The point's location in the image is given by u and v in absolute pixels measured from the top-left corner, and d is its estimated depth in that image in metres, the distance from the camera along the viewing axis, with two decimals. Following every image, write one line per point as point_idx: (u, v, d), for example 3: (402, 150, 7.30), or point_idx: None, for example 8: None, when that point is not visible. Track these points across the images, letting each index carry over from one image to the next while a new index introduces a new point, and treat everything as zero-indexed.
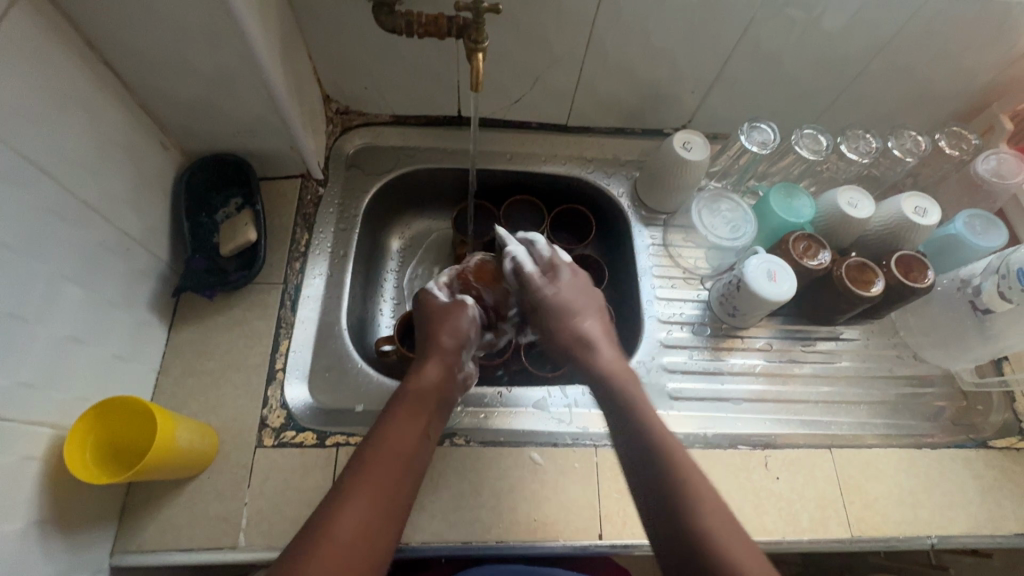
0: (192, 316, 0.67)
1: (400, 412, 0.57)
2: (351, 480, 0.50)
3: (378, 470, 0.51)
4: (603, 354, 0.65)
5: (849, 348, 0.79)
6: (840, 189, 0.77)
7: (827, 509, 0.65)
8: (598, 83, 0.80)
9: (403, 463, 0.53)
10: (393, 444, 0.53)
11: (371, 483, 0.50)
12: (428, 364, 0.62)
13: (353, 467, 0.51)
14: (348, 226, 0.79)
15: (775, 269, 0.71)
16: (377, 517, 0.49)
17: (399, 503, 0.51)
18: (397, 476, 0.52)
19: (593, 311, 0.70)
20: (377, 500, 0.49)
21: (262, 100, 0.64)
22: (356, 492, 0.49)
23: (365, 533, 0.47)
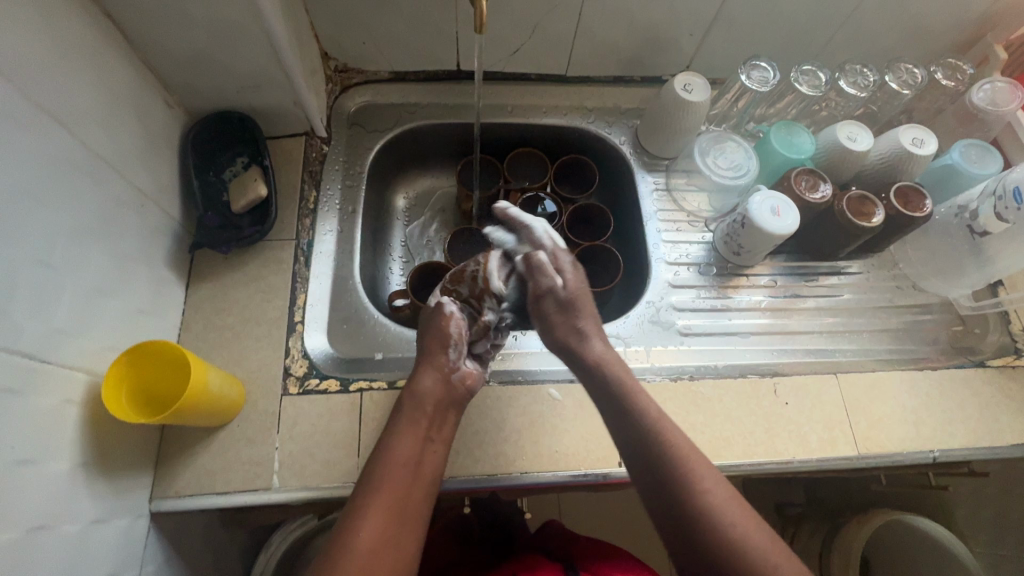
0: (208, 275, 0.67)
1: (401, 429, 0.57)
2: (361, 504, 0.52)
3: (386, 489, 0.53)
4: (594, 343, 0.63)
5: (851, 282, 0.82)
6: (839, 124, 0.78)
7: (834, 429, 0.68)
8: (597, 29, 0.80)
9: (410, 475, 0.55)
10: (398, 461, 0.55)
11: (383, 501, 0.52)
12: (427, 372, 0.61)
13: (359, 492, 0.53)
14: (354, 183, 0.79)
15: (779, 205, 0.72)
16: (395, 530, 0.52)
17: (416, 512, 0.54)
18: (408, 490, 0.53)
19: (589, 300, 0.67)
20: (392, 513, 0.52)
21: (264, 51, 0.63)
22: (364, 522, 0.51)
23: (384, 556, 0.50)
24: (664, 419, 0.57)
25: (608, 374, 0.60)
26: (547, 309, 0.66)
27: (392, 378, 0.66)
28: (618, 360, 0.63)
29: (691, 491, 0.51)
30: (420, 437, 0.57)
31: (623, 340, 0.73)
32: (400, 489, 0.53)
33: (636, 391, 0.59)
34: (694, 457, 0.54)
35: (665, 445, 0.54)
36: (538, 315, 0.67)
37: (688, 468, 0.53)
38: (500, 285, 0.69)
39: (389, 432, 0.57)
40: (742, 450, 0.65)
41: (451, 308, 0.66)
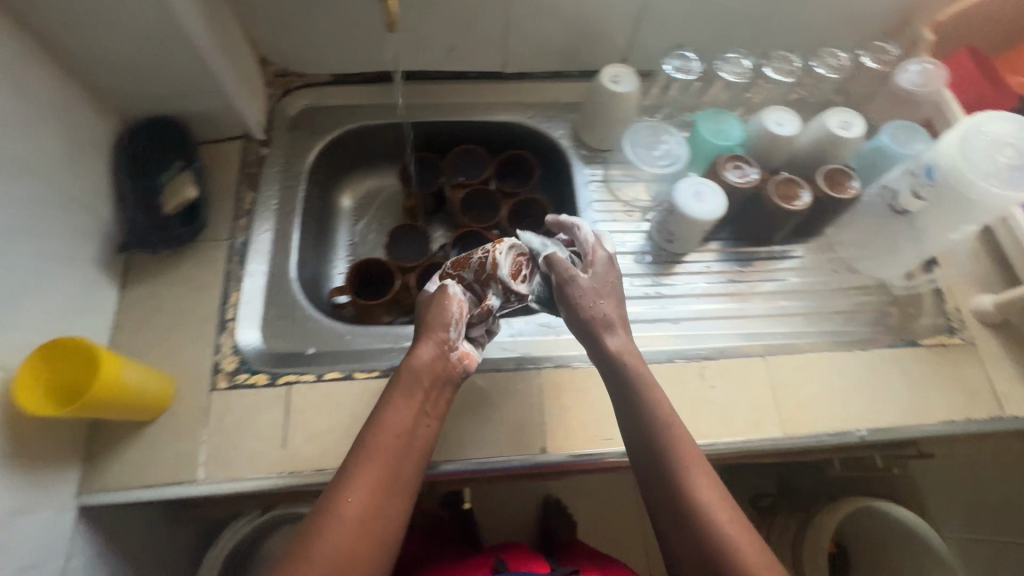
0: (142, 275, 0.69)
1: (395, 399, 0.56)
2: (355, 469, 0.52)
3: (378, 456, 0.52)
4: (619, 335, 0.62)
5: (787, 266, 0.82)
6: (768, 109, 0.79)
7: (760, 411, 0.68)
8: (526, 25, 0.81)
9: (404, 448, 0.54)
10: (392, 433, 0.54)
11: (372, 474, 0.51)
12: (423, 346, 0.58)
13: (354, 456, 0.53)
14: (293, 184, 0.81)
15: (704, 190, 0.73)
16: (385, 501, 0.51)
17: (405, 486, 0.53)
18: (398, 461, 0.53)
19: (613, 292, 0.65)
20: (381, 482, 0.52)
21: (187, 55, 0.65)
22: (357, 488, 0.50)
23: (372, 523, 0.50)
24: (680, 435, 0.56)
25: (631, 380, 0.59)
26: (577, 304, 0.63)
27: (320, 371, 0.67)
28: (641, 356, 0.62)
29: (693, 505, 0.52)
30: (410, 415, 0.56)
31: (554, 329, 0.74)
32: (389, 458, 0.53)
33: (660, 401, 0.58)
34: (702, 473, 0.54)
35: (678, 463, 0.54)
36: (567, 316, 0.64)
37: (683, 459, 0.55)
38: (523, 284, 0.62)
39: (381, 398, 0.56)
40: None
41: (455, 290, 0.61)
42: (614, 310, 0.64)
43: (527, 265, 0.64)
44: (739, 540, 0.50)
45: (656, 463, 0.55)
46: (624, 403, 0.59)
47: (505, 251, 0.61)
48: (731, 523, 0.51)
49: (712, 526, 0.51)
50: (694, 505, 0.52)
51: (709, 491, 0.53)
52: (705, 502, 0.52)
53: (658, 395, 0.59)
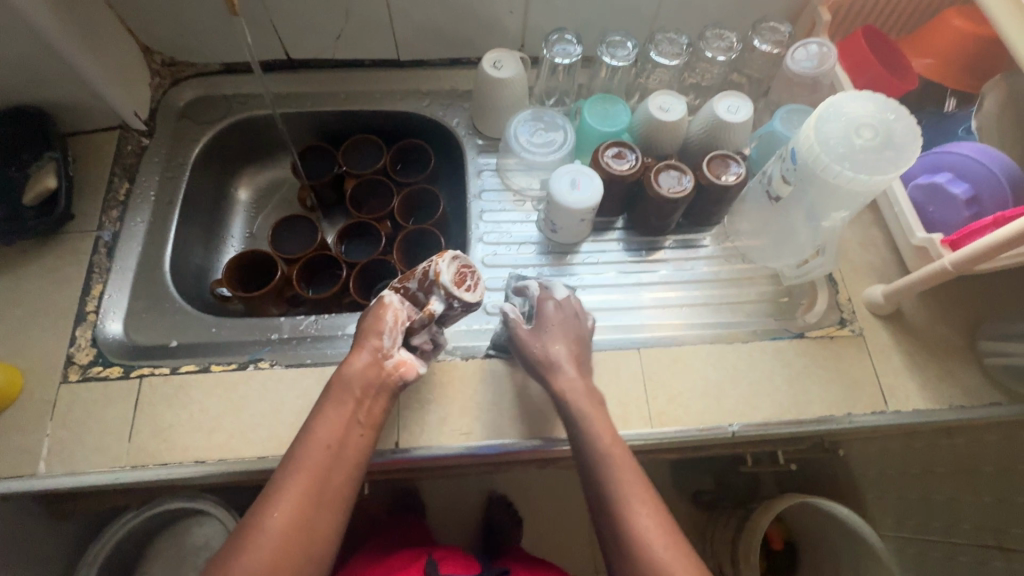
0: (3, 268, 0.68)
1: (329, 409, 0.55)
2: (280, 482, 0.51)
3: (305, 468, 0.51)
4: (567, 371, 0.60)
5: (680, 256, 0.79)
6: (656, 94, 0.76)
7: (627, 404, 0.66)
8: (409, 10, 0.79)
9: (334, 459, 0.53)
10: (322, 444, 0.53)
11: (299, 484, 0.50)
12: (358, 354, 0.58)
13: (281, 468, 0.52)
14: (175, 175, 0.79)
15: (578, 177, 0.71)
16: (314, 515, 0.50)
17: (336, 497, 0.52)
18: (328, 471, 0.51)
19: (565, 332, 0.62)
20: (309, 495, 0.50)
21: (35, 42, 0.64)
22: (282, 502, 0.49)
23: (298, 539, 0.48)
24: (615, 454, 0.54)
25: (568, 406, 0.58)
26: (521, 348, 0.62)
27: (177, 364, 0.66)
28: (592, 388, 0.60)
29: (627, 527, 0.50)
30: (340, 425, 0.54)
31: None
32: (321, 467, 0.51)
33: (597, 421, 0.57)
34: (637, 491, 0.52)
35: (611, 483, 0.53)
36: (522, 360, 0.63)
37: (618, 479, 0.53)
38: (461, 297, 0.58)
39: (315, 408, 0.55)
40: (526, 429, 0.65)
41: (395, 298, 0.59)
42: (562, 347, 0.61)
43: (473, 275, 0.60)
44: (671, 557, 0.48)
45: (594, 486, 0.54)
46: (567, 428, 0.58)
47: (449, 259, 0.58)
48: (665, 540, 0.49)
49: (642, 546, 0.49)
50: (626, 526, 0.50)
51: (643, 508, 0.51)
52: (636, 521, 0.50)
53: (595, 419, 0.57)
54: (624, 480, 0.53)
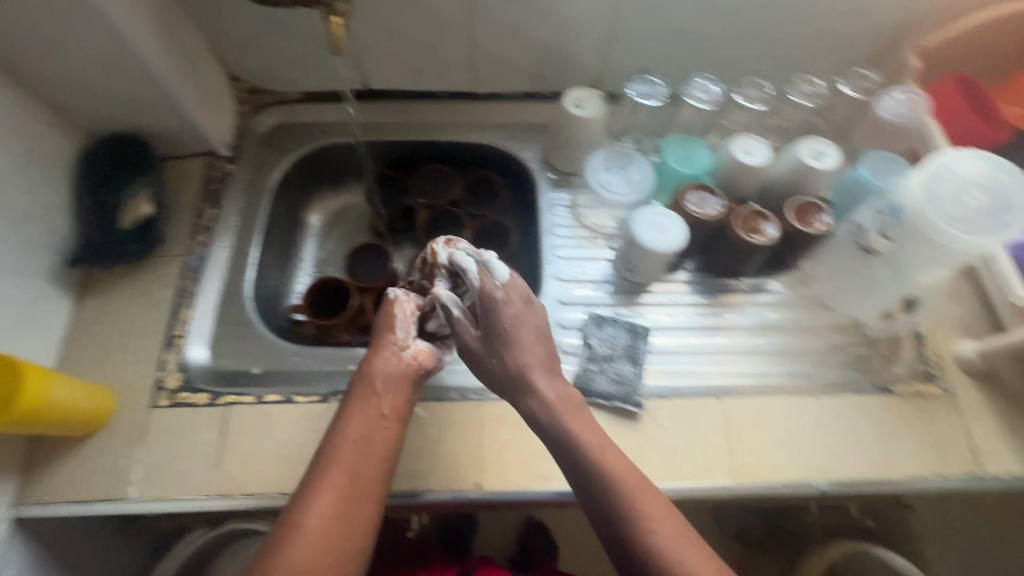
0: (97, 290, 0.70)
1: (354, 409, 0.57)
2: (315, 482, 0.51)
3: (338, 463, 0.52)
4: (540, 388, 0.59)
5: (758, 301, 0.78)
6: (739, 136, 0.76)
7: (710, 455, 0.65)
8: (491, 45, 0.81)
9: (365, 454, 0.54)
10: (351, 441, 0.54)
11: (334, 478, 0.51)
12: (378, 351, 0.62)
13: (313, 468, 0.52)
14: (257, 201, 0.81)
15: (664, 221, 0.70)
16: (349, 510, 0.50)
17: (370, 491, 0.52)
18: (358, 464, 0.52)
19: (530, 330, 0.61)
20: (343, 491, 0.51)
21: (142, 73, 0.67)
22: (320, 498, 0.49)
23: (336, 533, 0.48)
24: (612, 458, 0.54)
25: (553, 417, 0.57)
26: (487, 352, 0.62)
27: (262, 393, 0.67)
28: (571, 393, 0.60)
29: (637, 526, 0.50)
30: (361, 422, 0.56)
31: None
32: (353, 461, 0.53)
33: (584, 427, 0.56)
34: (643, 494, 0.52)
35: (619, 490, 0.52)
36: (490, 368, 0.62)
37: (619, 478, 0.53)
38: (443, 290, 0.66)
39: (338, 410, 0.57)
40: None
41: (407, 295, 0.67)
42: (524, 338, 0.61)
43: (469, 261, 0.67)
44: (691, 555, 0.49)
45: (591, 489, 0.53)
46: (555, 439, 0.57)
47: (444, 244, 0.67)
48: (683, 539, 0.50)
49: (659, 548, 0.49)
50: (640, 530, 0.50)
51: (654, 511, 0.51)
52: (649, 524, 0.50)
53: (580, 426, 0.56)
54: (623, 477, 0.53)
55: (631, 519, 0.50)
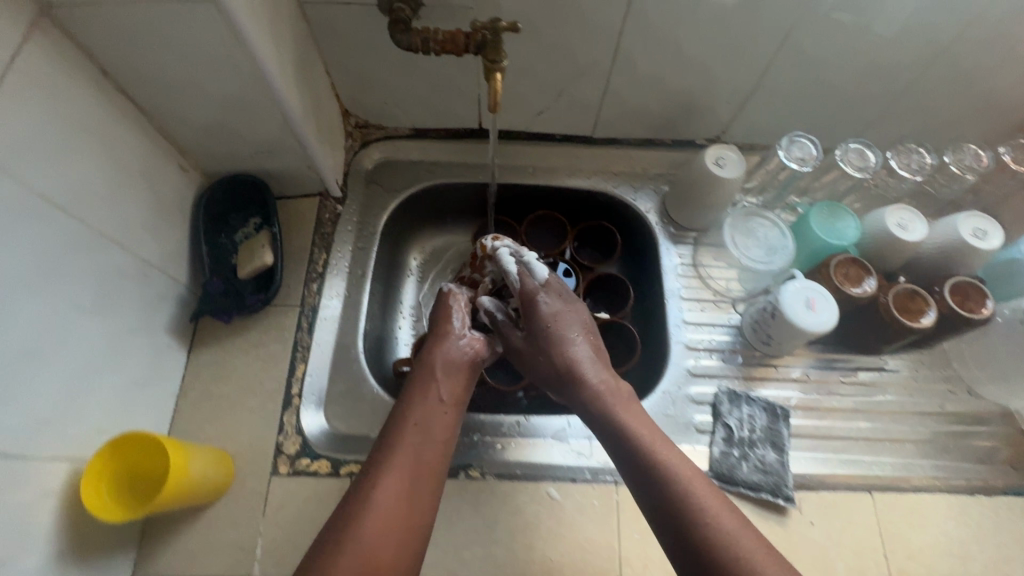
0: (209, 341, 0.66)
1: (415, 395, 0.59)
2: (382, 461, 0.53)
3: (401, 447, 0.54)
4: (590, 378, 0.61)
5: (896, 380, 0.73)
6: (892, 207, 0.71)
7: (865, 558, 0.60)
8: (624, 93, 0.75)
9: (428, 436, 0.56)
10: (413, 426, 0.56)
11: (398, 462, 0.53)
12: (436, 339, 0.63)
13: (380, 448, 0.54)
14: (366, 245, 0.77)
15: (815, 297, 0.66)
16: (411, 486, 0.52)
17: (431, 469, 0.54)
18: (420, 449, 0.54)
19: (574, 329, 0.64)
20: (409, 476, 0.52)
21: (275, 120, 0.62)
22: (385, 481, 0.51)
23: (400, 506, 0.51)
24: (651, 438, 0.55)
25: (608, 411, 0.58)
26: (530, 353, 0.65)
27: None
28: (621, 391, 0.61)
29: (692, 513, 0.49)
30: (419, 408, 0.58)
31: None
32: (416, 444, 0.55)
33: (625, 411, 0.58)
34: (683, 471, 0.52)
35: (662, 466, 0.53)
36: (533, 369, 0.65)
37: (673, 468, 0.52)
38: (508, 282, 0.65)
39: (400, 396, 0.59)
40: None
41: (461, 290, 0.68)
42: (571, 335, 0.64)
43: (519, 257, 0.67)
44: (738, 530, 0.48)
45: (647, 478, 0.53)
46: (607, 432, 0.58)
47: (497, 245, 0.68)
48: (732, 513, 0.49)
49: (707, 518, 0.48)
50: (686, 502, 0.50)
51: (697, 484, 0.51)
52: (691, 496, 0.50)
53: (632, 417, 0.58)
54: (677, 465, 0.53)
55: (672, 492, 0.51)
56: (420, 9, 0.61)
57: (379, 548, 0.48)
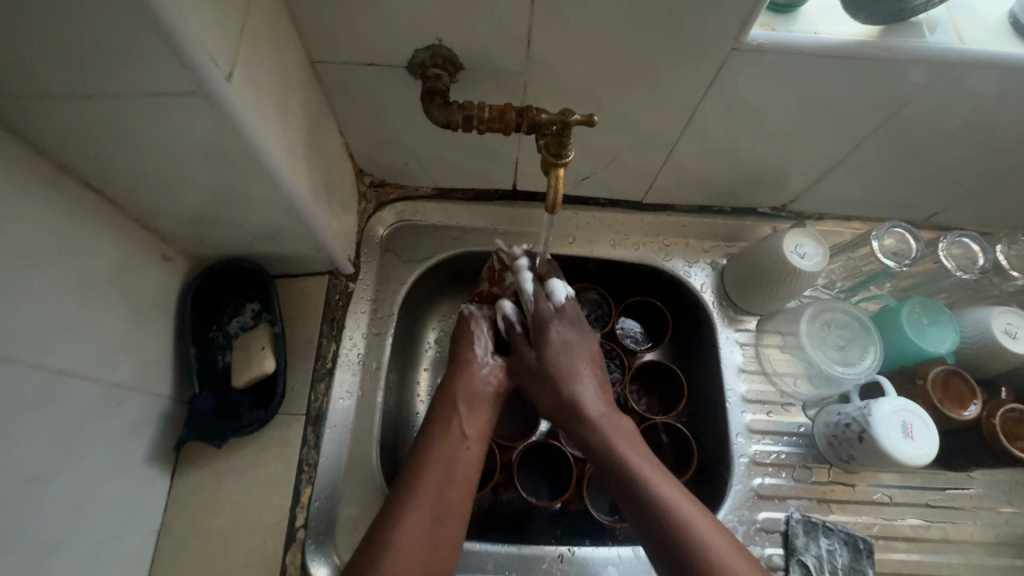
0: (198, 460, 0.56)
1: (433, 435, 0.55)
2: (394, 508, 0.49)
3: (423, 490, 0.51)
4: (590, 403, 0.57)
5: (990, 503, 0.64)
6: (999, 310, 0.61)
7: None
8: (688, 163, 0.64)
9: (444, 479, 0.52)
10: (430, 470, 0.52)
11: (423, 501, 0.50)
12: (457, 369, 0.61)
13: (395, 494, 0.51)
14: (381, 331, 0.65)
15: (913, 424, 0.56)
16: (426, 538, 0.48)
17: (446, 520, 0.50)
18: (441, 488, 0.51)
19: (585, 356, 0.60)
20: (432, 519, 0.49)
21: (279, 210, 0.51)
22: (397, 533, 0.47)
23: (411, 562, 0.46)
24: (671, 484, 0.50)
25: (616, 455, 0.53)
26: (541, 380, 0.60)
27: None
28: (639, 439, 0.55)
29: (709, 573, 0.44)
30: (436, 449, 0.54)
31: None
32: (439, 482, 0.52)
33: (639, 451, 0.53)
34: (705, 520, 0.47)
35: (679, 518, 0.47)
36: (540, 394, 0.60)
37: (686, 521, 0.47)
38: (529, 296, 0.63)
39: (426, 431, 0.56)
40: None
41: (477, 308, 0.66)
42: (578, 368, 0.59)
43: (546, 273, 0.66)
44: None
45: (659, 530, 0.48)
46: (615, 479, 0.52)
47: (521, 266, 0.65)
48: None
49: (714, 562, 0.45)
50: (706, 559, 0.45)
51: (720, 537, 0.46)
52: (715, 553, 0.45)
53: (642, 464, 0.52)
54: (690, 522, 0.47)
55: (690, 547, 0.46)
56: (460, 73, 0.52)
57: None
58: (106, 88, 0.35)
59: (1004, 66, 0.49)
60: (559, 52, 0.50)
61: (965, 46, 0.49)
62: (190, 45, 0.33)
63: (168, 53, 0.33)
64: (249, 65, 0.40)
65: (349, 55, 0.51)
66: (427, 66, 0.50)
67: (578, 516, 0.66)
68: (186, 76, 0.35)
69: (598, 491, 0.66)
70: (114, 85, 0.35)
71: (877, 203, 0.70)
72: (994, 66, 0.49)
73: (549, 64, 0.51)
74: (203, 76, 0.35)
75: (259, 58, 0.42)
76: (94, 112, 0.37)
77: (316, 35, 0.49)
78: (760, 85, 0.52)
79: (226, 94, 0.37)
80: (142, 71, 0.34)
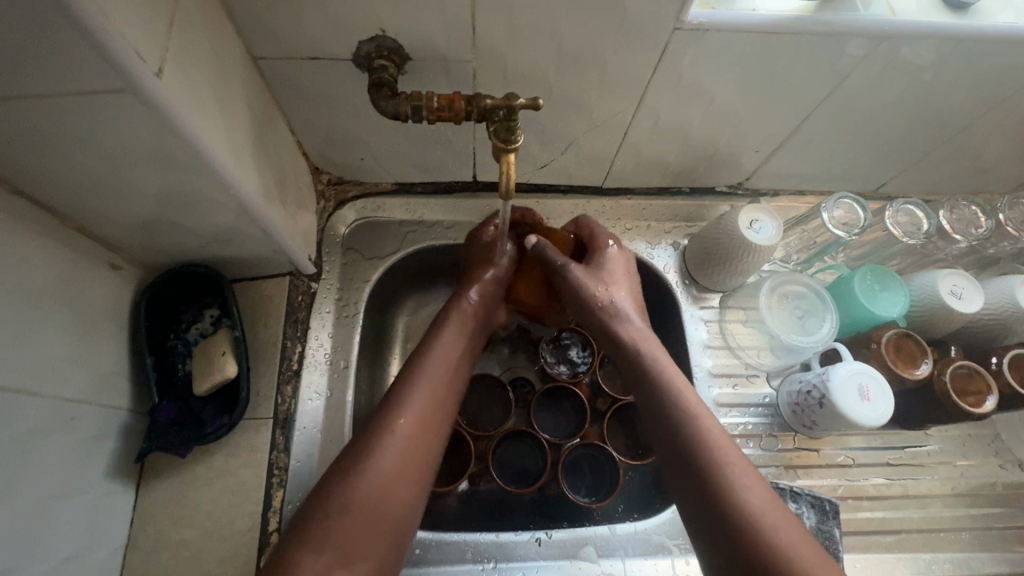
0: (162, 472, 0.55)
1: (428, 360, 0.55)
2: (380, 432, 0.49)
3: (399, 439, 0.49)
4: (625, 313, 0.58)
5: (946, 456, 0.67)
6: (943, 272, 0.64)
7: None
8: (644, 146, 0.65)
9: (434, 405, 0.53)
10: (447, 358, 0.56)
11: (395, 452, 0.48)
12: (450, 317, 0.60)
13: (378, 420, 0.50)
14: (346, 330, 0.65)
15: (868, 384, 0.58)
16: (417, 463, 0.49)
17: (429, 450, 0.51)
18: (421, 438, 0.50)
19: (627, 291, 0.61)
20: (402, 465, 0.48)
21: (231, 211, 0.49)
22: (399, 428, 0.50)
23: (404, 461, 0.49)
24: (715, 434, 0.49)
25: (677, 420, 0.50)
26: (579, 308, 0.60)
27: None
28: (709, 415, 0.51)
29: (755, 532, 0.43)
30: (452, 330, 0.59)
31: (667, 549, 0.60)
32: (418, 433, 0.50)
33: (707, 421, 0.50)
34: (753, 481, 0.46)
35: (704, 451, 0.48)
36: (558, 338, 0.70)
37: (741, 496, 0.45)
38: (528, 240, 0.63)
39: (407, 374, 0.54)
40: None
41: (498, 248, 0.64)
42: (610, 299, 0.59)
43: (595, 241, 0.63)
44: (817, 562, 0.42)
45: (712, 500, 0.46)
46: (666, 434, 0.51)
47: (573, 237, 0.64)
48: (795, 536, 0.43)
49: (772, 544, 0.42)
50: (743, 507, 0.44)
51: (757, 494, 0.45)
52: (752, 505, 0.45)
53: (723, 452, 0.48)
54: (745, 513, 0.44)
55: (727, 499, 0.45)
56: (408, 63, 0.52)
57: (394, 496, 0.47)
58: (28, 90, 0.34)
59: (937, 36, 0.51)
60: (507, 39, 0.50)
61: (896, 17, 0.50)
62: (115, 43, 0.32)
63: (89, 51, 0.32)
64: (183, 63, 0.39)
65: (295, 51, 0.50)
66: (373, 58, 0.50)
67: (557, 500, 0.66)
68: (115, 75, 0.34)
69: (575, 475, 0.66)
70: (36, 87, 0.34)
71: (828, 176, 0.73)
72: (926, 37, 0.51)
73: (497, 52, 0.51)
74: (133, 73, 0.34)
75: (194, 56, 0.41)
76: (20, 116, 0.36)
77: (257, 31, 0.48)
78: (707, 64, 0.53)
79: (159, 93, 0.36)
80: (66, 70, 0.33)
